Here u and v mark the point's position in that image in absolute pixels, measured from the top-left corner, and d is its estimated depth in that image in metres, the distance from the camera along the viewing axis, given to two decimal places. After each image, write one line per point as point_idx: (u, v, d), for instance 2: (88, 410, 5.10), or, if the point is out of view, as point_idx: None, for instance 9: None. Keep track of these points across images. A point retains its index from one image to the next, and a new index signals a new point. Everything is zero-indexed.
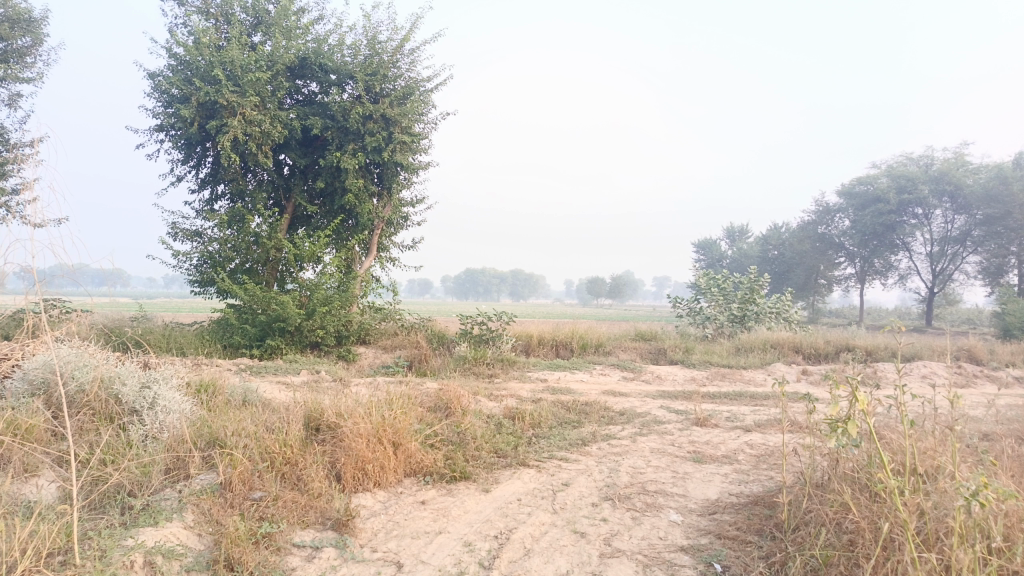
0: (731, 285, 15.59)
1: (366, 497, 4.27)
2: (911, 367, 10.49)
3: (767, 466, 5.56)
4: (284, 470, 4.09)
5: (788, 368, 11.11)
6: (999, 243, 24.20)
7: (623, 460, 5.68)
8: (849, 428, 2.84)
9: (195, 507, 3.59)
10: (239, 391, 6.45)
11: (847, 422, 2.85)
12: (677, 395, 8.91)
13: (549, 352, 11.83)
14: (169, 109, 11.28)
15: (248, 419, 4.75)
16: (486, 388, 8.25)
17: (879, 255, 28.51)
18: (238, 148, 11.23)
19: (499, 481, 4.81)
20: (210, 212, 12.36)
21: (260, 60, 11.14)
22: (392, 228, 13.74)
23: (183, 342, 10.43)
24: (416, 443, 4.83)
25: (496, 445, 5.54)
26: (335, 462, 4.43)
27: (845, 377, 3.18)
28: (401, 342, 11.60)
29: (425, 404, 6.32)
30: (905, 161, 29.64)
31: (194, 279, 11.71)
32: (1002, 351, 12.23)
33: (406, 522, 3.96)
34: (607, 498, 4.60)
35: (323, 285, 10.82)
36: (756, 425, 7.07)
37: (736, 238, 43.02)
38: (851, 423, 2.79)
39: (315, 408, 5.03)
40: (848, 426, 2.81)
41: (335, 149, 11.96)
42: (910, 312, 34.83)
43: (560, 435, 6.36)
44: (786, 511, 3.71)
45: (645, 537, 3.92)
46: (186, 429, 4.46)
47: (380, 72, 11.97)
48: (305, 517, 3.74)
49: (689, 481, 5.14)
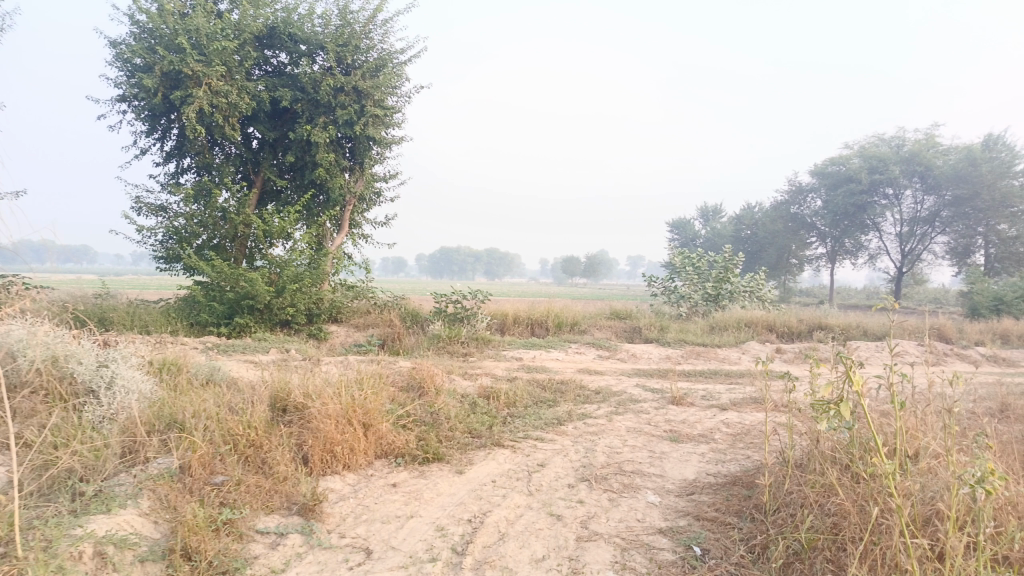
0: (705, 264, 15.57)
1: (334, 480, 4.11)
2: (883, 346, 10.54)
3: (744, 445, 5.50)
4: (247, 452, 3.91)
5: (762, 346, 11.13)
6: (967, 224, 24.54)
7: (600, 439, 5.58)
8: (841, 410, 2.69)
9: (151, 493, 3.39)
10: (204, 370, 6.23)
11: (840, 404, 2.69)
12: (653, 374, 8.86)
13: (523, 331, 11.72)
14: (131, 78, 10.82)
15: (212, 399, 4.56)
16: (460, 367, 8.11)
17: (850, 235, 28.80)
18: (204, 120, 10.84)
19: (473, 462, 4.68)
20: (176, 186, 11.96)
21: (227, 28, 10.72)
22: (364, 204, 13.44)
23: (147, 319, 10.11)
24: (387, 424, 4.67)
25: (470, 425, 5.40)
26: (302, 444, 4.25)
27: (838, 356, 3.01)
28: (373, 320, 11.38)
29: (398, 383, 6.16)
30: (877, 143, 29.89)
31: (159, 256, 11.34)
32: (970, 330, 12.37)
33: (376, 506, 3.82)
34: (584, 479, 4.50)
35: (293, 262, 10.55)
36: (732, 404, 7.02)
37: (710, 217, 43.19)
38: (846, 405, 2.64)
39: (282, 388, 4.84)
40: (842, 408, 2.65)
41: (305, 122, 11.65)
42: (879, 291, 35.36)
43: (535, 414, 6.25)
44: (767, 492, 3.63)
45: (623, 519, 3.82)
46: (144, 411, 4.25)
47: (352, 43, 11.62)
48: (269, 502, 3.59)
49: (666, 461, 5.06)
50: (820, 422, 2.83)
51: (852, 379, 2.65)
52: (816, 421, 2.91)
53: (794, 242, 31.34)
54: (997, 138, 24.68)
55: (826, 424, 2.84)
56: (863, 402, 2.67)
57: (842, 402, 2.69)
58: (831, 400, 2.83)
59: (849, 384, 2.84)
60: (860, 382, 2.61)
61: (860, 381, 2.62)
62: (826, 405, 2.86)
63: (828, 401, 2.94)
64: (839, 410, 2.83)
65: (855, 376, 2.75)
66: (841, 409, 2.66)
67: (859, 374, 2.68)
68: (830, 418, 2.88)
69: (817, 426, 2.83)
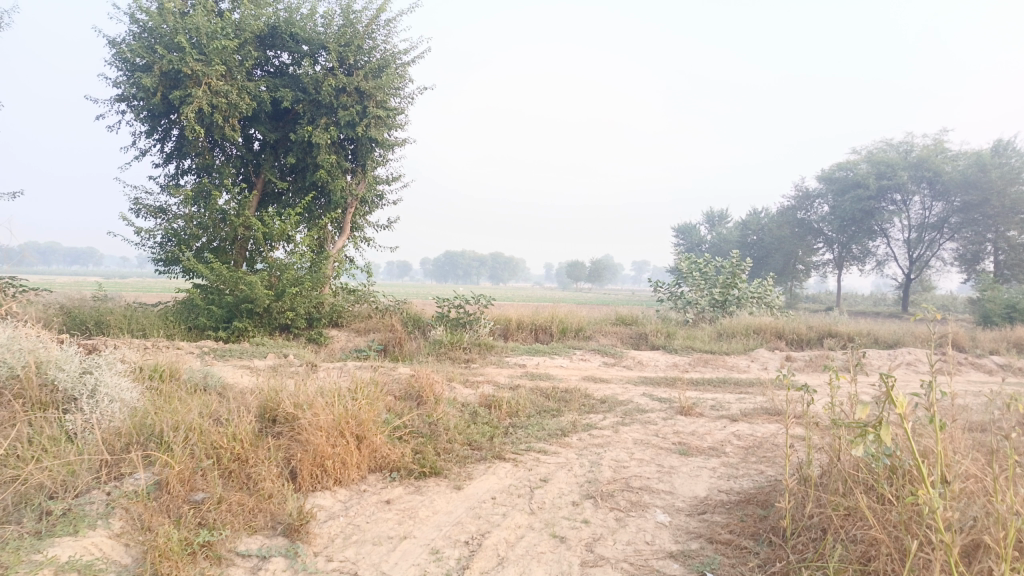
0: (713, 270, 15.30)
1: (324, 497, 3.88)
2: (896, 355, 10.27)
3: (757, 459, 5.25)
4: (231, 467, 3.71)
5: (771, 354, 10.86)
6: (976, 230, 24.19)
7: (605, 452, 5.33)
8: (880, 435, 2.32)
9: (125, 513, 3.19)
10: (197, 377, 6.00)
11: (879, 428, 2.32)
12: (660, 382, 8.61)
13: (528, 337, 11.48)
14: (130, 78, 10.60)
15: (198, 409, 4.34)
16: (462, 374, 7.86)
17: (857, 241, 28.48)
18: (204, 121, 10.63)
19: (472, 477, 4.44)
20: (175, 188, 11.77)
21: (227, 27, 10.54)
22: (366, 206, 13.22)
23: (145, 323, 9.89)
24: (381, 436, 4.43)
25: (469, 436, 5.16)
26: (291, 457, 4.03)
27: (882, 368, 2.61)
28: (374, 325, 11.15)
29: (395, 392, 5.93)
30: (885, 147, 29.59)
31: (157, 258, 11.12)
32: (985, 338, 12.07)
33: (368, 525, 3.58)
34: (589, 496, 4.25)
35: (293, 266, 10.33)
36: (742, 415, 6.76)
37: (716, 223, 42.76)
38: (886, 431, 2.27)
39: (272, 397, 4.62)
40: (884, 434, 2.29)
41: (307, 123, 11.46)
42: (887, 298, 35.00)
43: (538, 425, 6.00)
44: (786, 515, 3.40)
45: (630, 542, 3.57)
46: (125, 421, 4.03)
47: (355, 43, 11.42)
48: (252, 521, 3.35)
49: (676, 476, 4.80)
50: (856, 447, 2.53)
51: (895, 401, 2.31)
52: (851, 445, 2.61)
53: (800, 248, 31.03)
54: (1007, 143, 24.35)
55: (862, 448, 2.55)
56: (906, 426, 2.35)
57: (883, 426, 2.37)
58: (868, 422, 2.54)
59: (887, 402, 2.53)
60: (905, 406, 2.28)
61: (905, 404, 2.29)
62: (861, 428, 2.57)
63: (864, 422, 2.64)
64: (877, 433, 2.53)
65: (896, 395, 2.43)
66: (882, 435, 2.34)
67: (902, 395, 2.35)
68: (866, 441, 2.60)
69: (852, 451, 2.53)
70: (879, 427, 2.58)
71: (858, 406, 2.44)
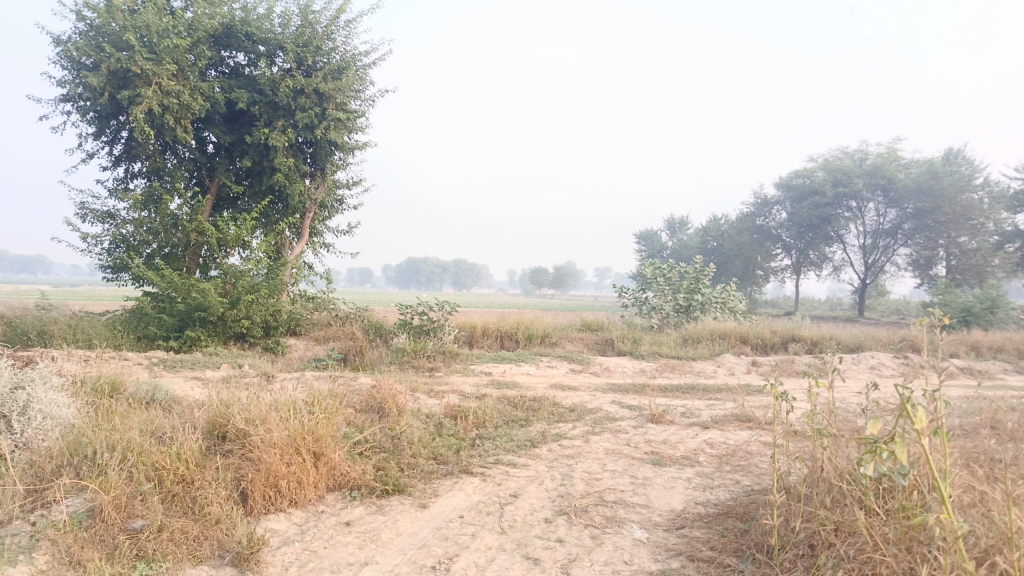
0: (677, 275, 15.25)
1: (278, 520, 3.59)
2: (859, 359, 10.38)
3: (731, 468, 5.10)
4: (175, 490, 3.40)
5: (737, 359, 10.82)
6: (929, 236, 24.76)
7: (577, 464, 5.12)
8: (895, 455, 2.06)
9: (50, 548, 2.91)
10: (144, 389, 5.61)
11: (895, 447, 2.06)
12: (628, 389, 8.45)
13: (492, 344, 11.26)
14: (76, 77, 10.06)
15: (141, 426, 4.03)
16: (426, 384, 7.58)
17: (814, 247, 28.95)
18: (155, 122, 10.17)
19: (438, 494, 4.20)
20: (124, 192, 11.24)
21: (180, 25, 10.11)
22: (326, 212, 12.82)
23: (91, 332, 9.39)
24: (341, 452, 4.15)
25: (435, 450, 4.90)
26: (241, 478, 3.72)
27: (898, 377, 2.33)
28: (334, 333, 10.79)
29: (356, 404, 5.63)
30: (840, 155, 30.19)
31: (105, 266, 10.56)
32: (943, 341, 12.28)
33: (326, 551, 3.30)
34: (562, 512, 4.02)
35: (249, 273, 9.92)
36: (713, 422, 6.65)
37: (676, 229, 43.04)
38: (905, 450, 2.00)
39: (221, 412, 4.31)
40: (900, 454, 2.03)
41: (263, 125, 11.09)
42: (842, 303, 35.74)
43: (506, 436, 5.76)
44: (773, 532, 3.24)
45: (608, 562, 3.36)
46: (58, 441, 3.71)
47: (313, 44, 11.09)
48: (197, 551, 3.06)
49: (650, 488, 4.62)
50: (868, 465, 2.27)
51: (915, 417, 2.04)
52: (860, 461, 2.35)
53: (760, 254, 31.42)
54: (957, 152, 25.03)
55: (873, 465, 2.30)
56: (924, 442, 2.10)
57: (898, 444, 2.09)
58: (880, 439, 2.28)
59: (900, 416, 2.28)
60: (925, 423, 2.00)
61: (925, 418, 2.00)
62: (872, 445, 2.32)
63: (874, 437, 2.39)
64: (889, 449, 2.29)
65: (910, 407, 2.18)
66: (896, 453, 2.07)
67: (918, 408, 2.09)
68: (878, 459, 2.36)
69: (864, 470, 2.27)
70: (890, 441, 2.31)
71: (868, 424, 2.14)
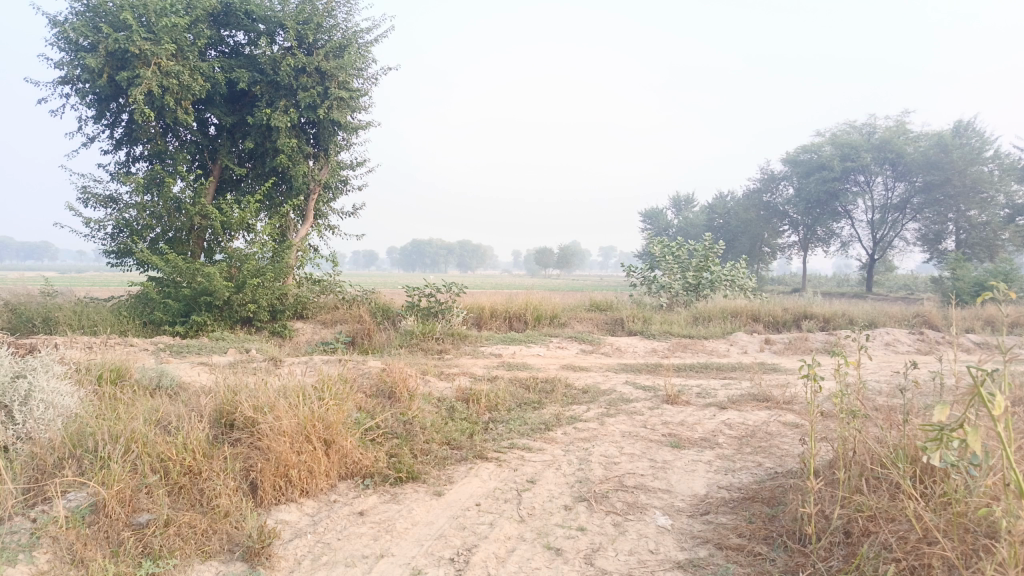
0: (685, 253, 15.02)
1: (289, 510, 3.48)
2: (873, 335, 10.23)
3: (752, 450, 4.95)
4: (181, 482, 3.28)
5: (749, 337, 10.66)
6: (938, 211, 24.43)
7: (593, 447, 4.98)
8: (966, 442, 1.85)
9: (51, 546, 2.81)
10: (150, 376, 5.49)
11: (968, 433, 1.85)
12: (641, 369, 8.30)
13: (501, 325, 11.12)
14: (73, 58, 9.82)
15: (146, 415, 3.90)
16: (436, 366, 7.44)
17: (822, 223, 28.65)
18: (155, 104, 9.96)
19: (453, 481, 4.06)
20: (125, 176, 11.07)
21: (177, 4, 9.88)
22: (330, 193, 12.63)
23: (96, 318, 9.27)
24: (352, 439, 4.02)
25: (448, 435, 4.78)
26: (250, 468, 3.61)
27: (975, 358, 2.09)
28: (341, 315, 10.66)
29: (365, 387, 5.50)
30: (848, 129, 29.73)
31: (108, 251, 10.40)
32: (958, 316, 12.08)
33: (340, 543, 3.18)
34: (582, 498, 3.89)
35: (254, 256, 9.77)
36: (730, 402, 6.51)
37: (682, 207, 42.61)
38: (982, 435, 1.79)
39: (228, 400, 4.17)
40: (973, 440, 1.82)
41: (265, 105, 10.88)
42: (850, 279, 35.46)
43: (519, 419, 5.62)
44: (807, 519, 3.11)
45: (633, 551, 3.23)
46: (61, 431, 3.58)
47: (314, 21, 10.83)
48: (205, 546, 2.94)
49: (671, 472, 4.48)
50: (934, 453, 2.06)
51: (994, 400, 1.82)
52: (926, 450, 2.13)
53: (767, 231, 31.13)
54: (967, 124, 24.61)
55: (941, 455, 2.08)
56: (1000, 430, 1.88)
57: (970, 431, 1.88)
58: (948, 425, 2.08)
59: (972, 402, 2.05)
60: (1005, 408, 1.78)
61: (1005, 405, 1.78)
62: (940, 432, 2.09)
63: (941, 422, 2.16)
64: (959, 438, 2.06)
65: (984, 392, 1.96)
66: (970, 441, 1.86)
67: (996, 393, 1.87)
68: (945, 447, 2.14)
69: (930, 459, 2.06)
70: (961, 429, 2.08)
71: (937, 408, 1.94)
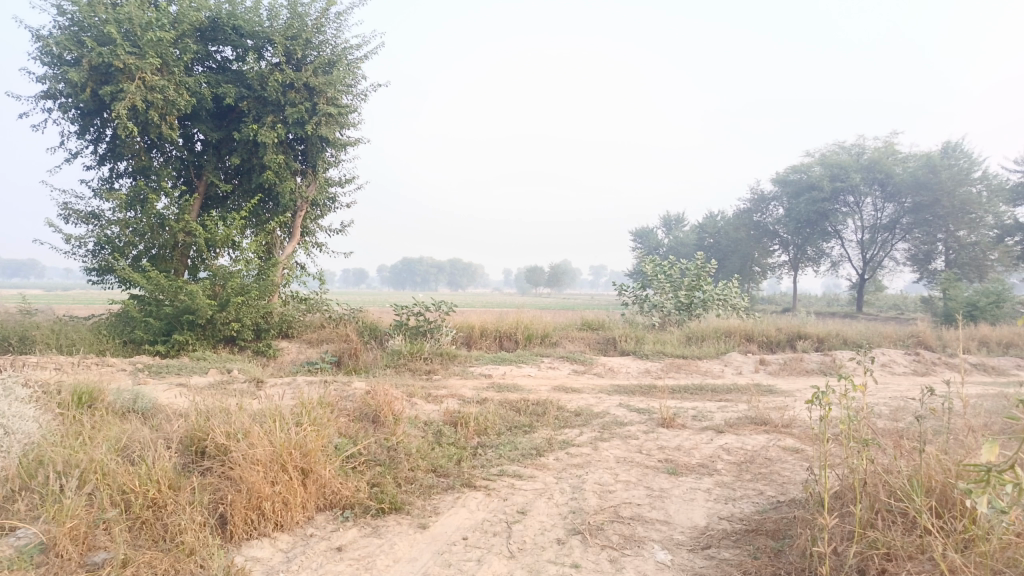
0: (678, 272, 14.85)
1: (261, 546, 3.23)
2: (869, 356, 10.09)
3: (753, 477, 4.74)
4: (144, 516, 3.05)
5: (744, 357, 10.47)
6: (927, 231, 24.46)
7: (587, 474, 4.76)
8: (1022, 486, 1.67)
9: None
10: (124, 398, 5.21)
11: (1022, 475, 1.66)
12: (635, 391, 8.08)
13: (491, 345, 10.89)
14: (56, 72, 9.60)
15: (110, 441, 3.65)
16: (423, 388, 7.19)
17: (812, 243, 28.66)
18: (139, 119, 9.74)
19: (439, 512, 3.82)
20: (108, 191, 10.82)
21: (164, 19, 9.70)
22: (317, 210, 12.42)
23: (75, 337, 8.99)
24: (331, 468, 3.78)
25: (435, 462, 4.54)
26: (220, 500, 3.37)
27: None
28: (327, 335, 10.41)
29: (349, 411, 5.25)
30: (836, 149, 29.85)
31: (90, 268, 10.13)
32: (952, 337, 11.96)
33: None
34: (576, 531, 3.66)
35: (239, 274, 9.52)
36: (728, 425, 6.30)
37: (673, 226, 42.59)
38: None
39: (200, 426, 3.93)
40: None
41: (252, 121, 10.70)
42: (840, 299, 35.47)
43: (510, 443, 5.39)
44: (819, 558, 2.89)
45: None
46: (17, 462, 3.33)
47: (302, 37, 10.69)
48: None
49: (669, 501, 4.25)
50: (983, 498, 1.87)
51: None
52: (971, 495, 1.93)
53: (757, 250, 31.15)
54: (955, 145, 24.73)
55: (989, 500, 1.89)
56: None
57: None
58: (995, 466, 1.93)
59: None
60: None
61: None
62: (988, 475, 1.91)
63: (988, 465, 1.98)
64: (1011, 484, 1.87)
65: None
66: None
67: None
68: (988, 490, 1.95)
69: (979, 504, 1.87)
70: (1012, 471, 1.89)
71: (987, 444, 1.79)
